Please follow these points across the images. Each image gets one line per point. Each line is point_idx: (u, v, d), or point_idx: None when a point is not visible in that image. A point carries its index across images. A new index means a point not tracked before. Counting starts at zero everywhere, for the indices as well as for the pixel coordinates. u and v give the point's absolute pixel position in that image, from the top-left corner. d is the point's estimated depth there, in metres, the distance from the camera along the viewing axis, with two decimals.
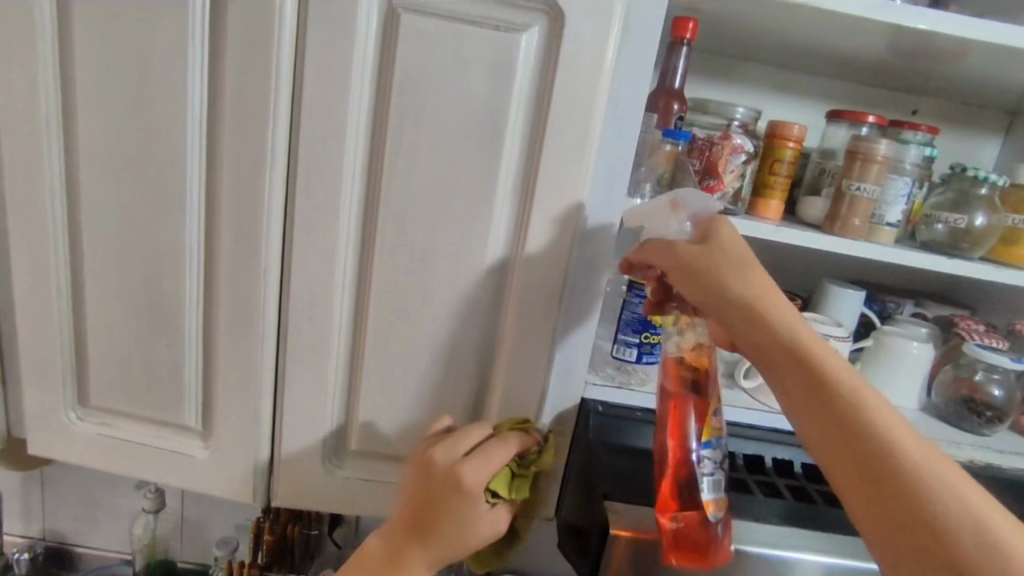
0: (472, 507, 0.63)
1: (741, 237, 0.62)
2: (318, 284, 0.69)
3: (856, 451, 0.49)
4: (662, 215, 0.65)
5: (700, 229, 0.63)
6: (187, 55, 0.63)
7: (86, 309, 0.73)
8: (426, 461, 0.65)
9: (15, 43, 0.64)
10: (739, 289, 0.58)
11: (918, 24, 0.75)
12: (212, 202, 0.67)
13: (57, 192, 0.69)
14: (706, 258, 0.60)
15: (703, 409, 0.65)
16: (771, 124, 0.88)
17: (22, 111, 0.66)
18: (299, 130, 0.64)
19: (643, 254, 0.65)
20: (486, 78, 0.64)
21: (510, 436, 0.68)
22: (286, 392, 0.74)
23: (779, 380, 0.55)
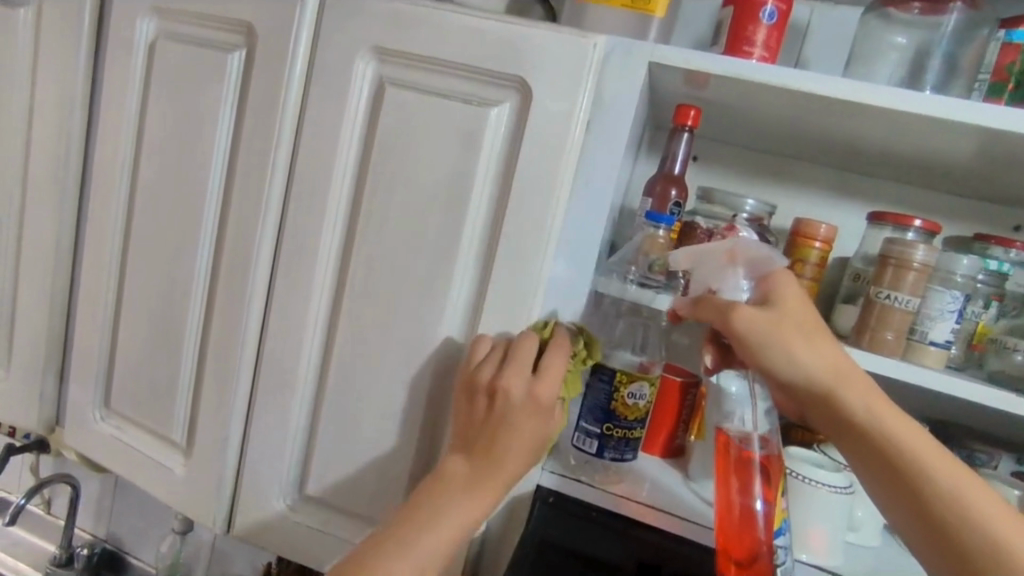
0: (541, 411, 0.60)
1: (799, 291, 0.60)
2: (292, 321, 0.74)
3: (938, 526, 0.51)
4: (720, 267, 0.60)
5: (760, 287, 0.60)
6: (219, 116, 0.75)
7: (120, 321, 0.85)
8: (470, 378, 0.63)
9: (113, 104, 0.82)
10: (803, 357, 0.58)
11: (977, 122, 0.63)
12: (220, 237, 0.77)
13: (119, 222, 0.84)
14: (773, 321, 0.58)
15: (777, 480, 0.61)
16: (796, 221, 0.81)
17: (108, 155, 0.83)
18: (293, 180, 0.72)
19: (695, 311, 0.60)
20: (457, 146, 0.67)
21: (562, 339, 0.65)
22: (254, 421, 0.77)
23: (854, 452, 0.56)
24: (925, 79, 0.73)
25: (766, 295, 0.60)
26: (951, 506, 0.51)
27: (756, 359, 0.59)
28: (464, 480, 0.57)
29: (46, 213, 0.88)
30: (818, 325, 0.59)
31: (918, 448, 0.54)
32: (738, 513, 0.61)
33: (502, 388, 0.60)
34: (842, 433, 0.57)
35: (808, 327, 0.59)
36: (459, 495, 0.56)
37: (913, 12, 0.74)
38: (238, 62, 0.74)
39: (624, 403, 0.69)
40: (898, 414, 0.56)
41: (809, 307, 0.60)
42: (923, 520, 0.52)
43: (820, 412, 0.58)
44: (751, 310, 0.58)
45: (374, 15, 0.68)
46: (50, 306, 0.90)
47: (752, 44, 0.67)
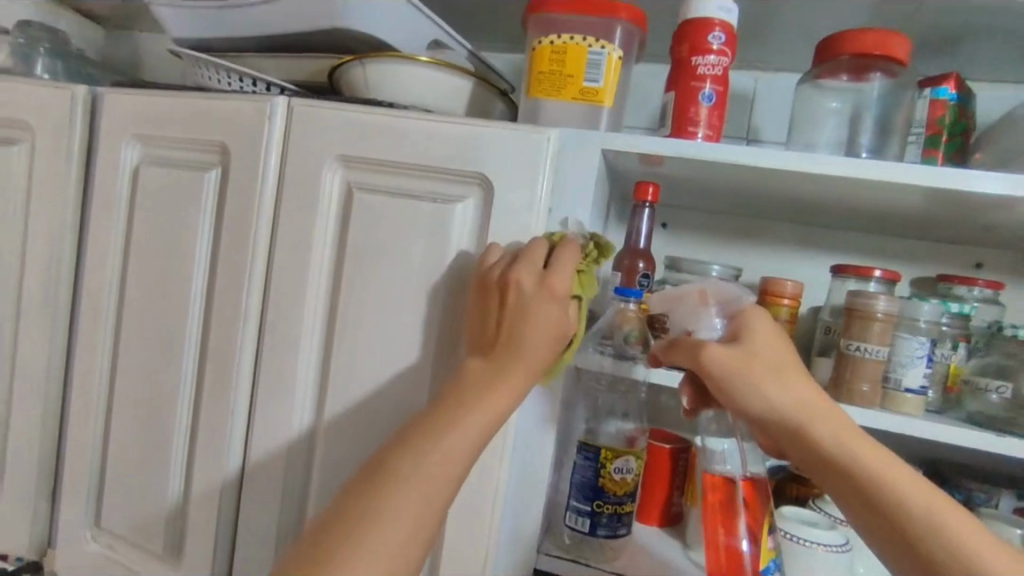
0: (556, 303, 0.61)
1: (770, 325, 0.62)
2: (277, 426, 0.75)
3: (924, 556, 0.49)
4: (691, 310, 0.64)
5: (731, 324, 0.62)
6: (199, 230, 0.79)
7: (110, 434, 0.85)
8: (483, 278, 0.64)
9: (99, 225, 0.86)
10: (775, 393, 0.57)
11: (905, 180, 0.68)
12: (205, 344, 0.79)
13: (108, 336, 0.86)
14: (741, 359, 0.59)
15: (763, 520, 0.66)
16: (763, 280, 0.83)
17: (96, 277, 0.85)
18: (271, 285, 0.75)
19: (669, 355, 0.63)
20: (425, 242, 0.70)
21: (573, 241, 0.64)
22: (243, 528, 0.76)
23: (835, 488, 0.55)
24: (861, 142, 0.78)
25: (736, 330, 0.61)
26: (934, 535, 0.49)
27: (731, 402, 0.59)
28: (486, 372, 0.58)
29: (36, 338, 0.88)
30: (792, 362, 0.59)
31: (898, 478, 0.52)
32: (726, 552, 0.65)
33: (513, 280, 0.60)
34: (826, 470, 0.55)
35: (778, 362, 0.59)
36: (482, 391, 0.57)
37: (842, 79, 0.77)
38: (216, 179, 0.79)
39: (611, 479, 0.69)
40: (875, 449, 0.55)
41: (783, 347, 0.60)
42: (909, 550, 0.50)
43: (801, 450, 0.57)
44: (718, 351, 0.59)
45: (339, 127, 0.73)
46: (41, 433, 0.89)
47: (695, 124, 0.72)
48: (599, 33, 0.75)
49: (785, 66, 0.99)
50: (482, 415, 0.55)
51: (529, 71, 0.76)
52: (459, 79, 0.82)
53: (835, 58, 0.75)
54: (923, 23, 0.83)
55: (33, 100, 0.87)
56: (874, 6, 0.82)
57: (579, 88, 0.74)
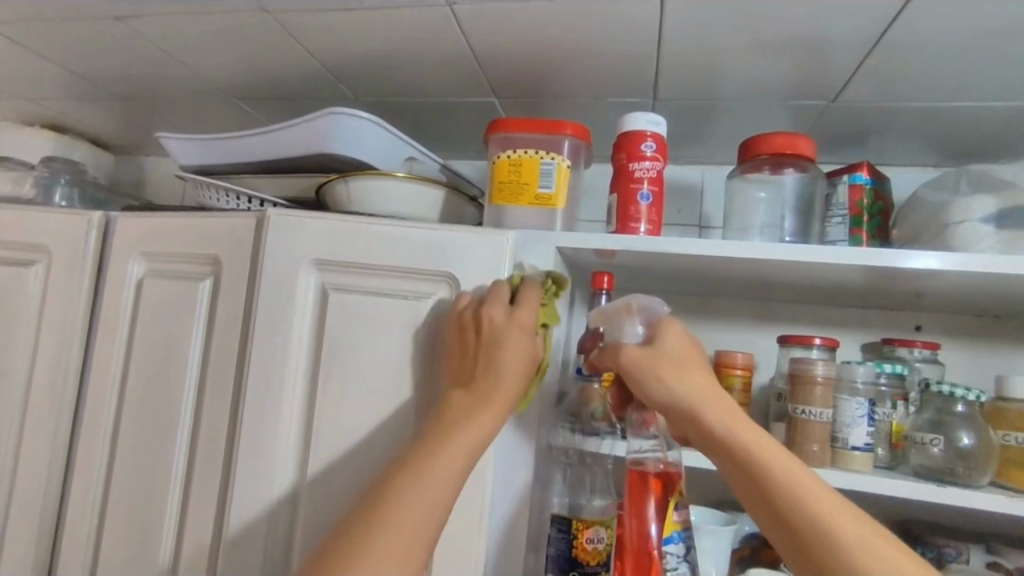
0: (526, 332, 0.69)
1: (686, 332, 0.69)
2: (252, 519, 0.74)
3: (788, 524, 0.55)
4: (619, 319, 0.71)
5: (650, 330, 0.70)
6: (192, 333, 0.85)
7: (102, 535, 0.87)
8: (459, 318, 0.71)
9: (106, 331, 0.92)
10: (675, 384, 0.64)
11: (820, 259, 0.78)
12: (194, 442, 0.82)
13: (106, 439, 0.90)
14: (651, 357, 0.66)
15: (670, 497, 0.69)
16: (718, 352, 0.90)
17: (99, 382, 0.91)
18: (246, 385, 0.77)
19: (600, 357, 0.72)
20: (401, 337, 0.76)
21: (533, 283, 0.74)
22: None
23: (723, 465, 0.61)
24: (784, 226, 0.89)
25: (654, 337, 0.69)
26: (797, 505, 0.55)
27: (649, 400, 0.66)
28: (465, 404, 0.65)
29: (40, 444, 0.93)
30: (695, 360, 0.67)
31: (773, 456, 0.58)
32: (633, 523, 0.68)
33: (486, 318, 0.69)
34: (714, 449, 0.61)
35: (692, 364, 0.66)
36: (465, 419, 0.63)
37: (765, 172, 0.88)
38: (209, 288, 0.85)
39: (584, 549, 0.73)
40: (758, 432, 0.61)
41: (691, 348, 0.68)
42: (777, 518, 0.56)
43: (696, 433, 0.63)
44: (638, 354, 0.67)
45: (316, 232, 0.78)
46: (37, 539, 0.91)
47: (637, 220, 0.82)
48: (549, 147, 0.87)
49: (726, 161, 1.12)
50: (454, 452, 0.61)
51: (491, 181, 0.87)
52: (432, 189, 0.94)
53: (756, 157, 0.86)
54: (833, 122, 0.96)
55: (50, 225, 0.97)
56: (788, 111, 0.95)
57: (534, 194, 0.85)
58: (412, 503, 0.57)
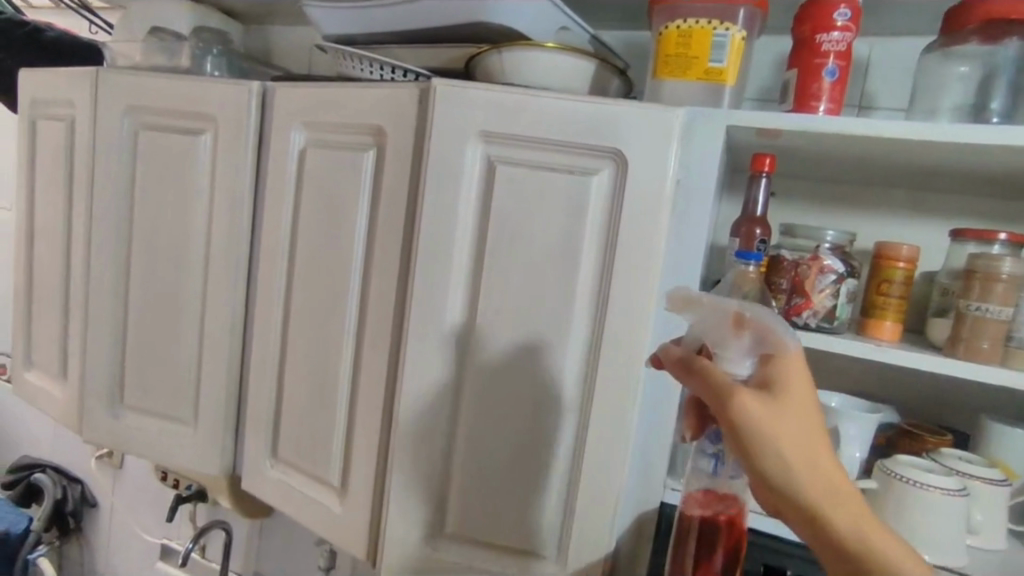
0: None
1: (805, 372, 0.52)
2: (425, 373, 0.82)
3: None
4: (722, 332, 0.52)
5: (762, 366, 0.52)
6: (358, 203, 0.89)
7: (286, 378, 1.00)
8: None
9: (274, 198, 0.99)
10: (793, 458, 0.49)
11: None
12: (364, 304, 0.89)
13: (281, 296, 1.00)
14: (771, 415, 0.50)
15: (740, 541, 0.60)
16: (878, 244, 0.86)
17: (272, 245, 1.00)
18: (417, 254, 0.81)
19: (685, 380, 0.54)
20: (566, 214, 0.78)
21: None
22: (395, 470, 0.85)
23: (826, 554, 0.49)
24: (989, 108, 0.79)
25: (768, 377, 0.51)
26: None
27: (752, 464, 0.51)
28: None
29: (224, 298, 1.05)
30: (816, 420, 0.51)
31: (895, 558, 0.48)
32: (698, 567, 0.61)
33: None
34: (820, 539, 0.49)
35: (813, 426, 0.51)
36: None
37: (971, 44, 0.78)
38: (371, 160, 0.88)
39: None
40: (876, 526, 0.49)
41: (811, 397, 0.52)
42: None
43: (800, 514, 0.50)
44: (757, 406, 0.50)
45: (483, 105, 0.78)
46: (229, 376, 1.06)
47: (818, 99, 0.76)
48: (724, 16, 0.79)
49: (906, 32, 0.99)
50: None
51: (657, 54, 0.83)
52: (582, 62, 0.90)
53: (962, 29, 0.77)
54: None
55: (216, 96, 1.02)
56: None
57: (704, 69, 0.80)
58: None
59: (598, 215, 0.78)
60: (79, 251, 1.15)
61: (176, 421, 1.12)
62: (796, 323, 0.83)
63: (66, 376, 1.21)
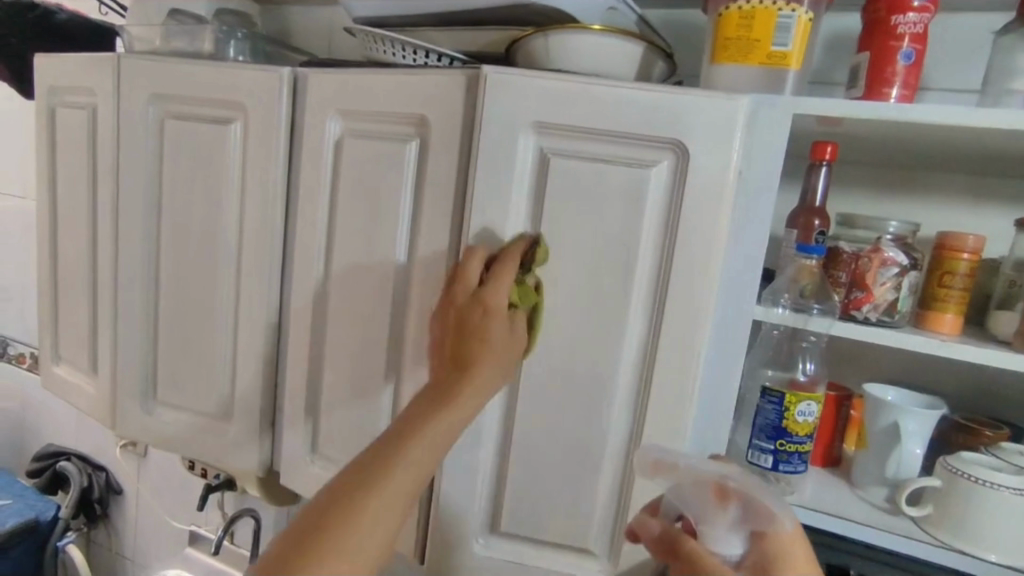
0: None
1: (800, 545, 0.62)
2: None
3: None
4: (709, 508, 0.63)
5: (752, 547, 0.62)
6: (401, 196, 0.86)
7: (324, 374, 0.97)
8: None
9: (309, 189, 0.96)
10: None
11: None
12: (408, 300, 0.86)
13: (318, 292, 0.97)
14: None
15: None
16: (941, 235, 0.83)
17: (307, 237, 0.96)
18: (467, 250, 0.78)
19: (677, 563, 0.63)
20: (623, 206, 0.75)
21: None
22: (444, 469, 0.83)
23: None
24: None
25: (763, 558, 0.61)
26: None
27: None
28: None
29: (257, 291, 1.02)
30: None
31: None
32: None
33: None
34: None
35: None
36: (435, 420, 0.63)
37: None
38: (415, 150, 0.84)
39: (795, 422, 0.75)
40: None
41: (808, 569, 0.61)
42: None
43: None
44: None
45: (536, 93, 0.74)
46: (263, 371, 1.04)
47: (892, 85, 0.72)
48: None
49: None
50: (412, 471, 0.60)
51: (716, 37, 0.79)
52: (633, 45, 0.86)
53: None
54: None
55: (246, 82, 0.98)
56: None
57: (767, 53, 0.76)
58: (368, 516, 0.56)
59: (657, 208, 0.75)
60: (107, 244, 1.12)
61: (210, 416, 1.11)
62: (855, 318, 0.80)
63: (96, 370, 1.20)
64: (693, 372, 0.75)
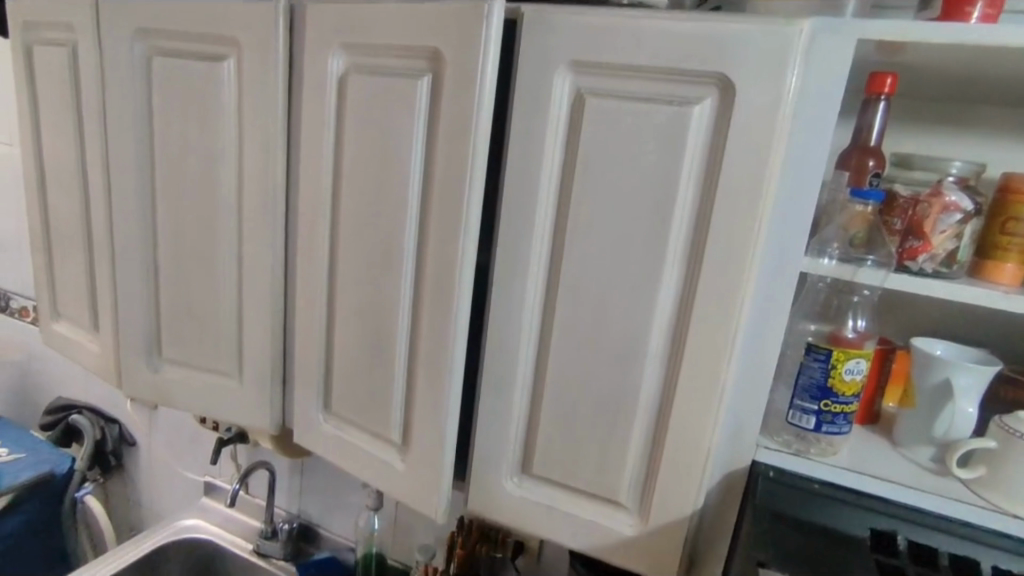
0: None
1: None
2: None
3: None
4: None
5: None
6: (413, 139, 0.78)
7: (335, 330, 0.92)
8: None
9: (312, 132, 0.88)
10: None
11: None
12: (423, 253, 0.80)
13: (326, 244, 0.90)
14: None
15: None
16: (1004, 177, 0.76)
17: (312, 184, 0.89)
18: None
19: None
20: (661, 147, 0.68)
21: None
22: None
23: None
24: None
25: None
26: None
27: None
28: None
29: (261, 243, 0.96)
30: None
31: None
32: None
33: None
34: None
35: None
36: None
37: None
38: (427, 86, 0.76)
39: (842, 380, 0.71)
40: None
41: None
42: None
43: None
44: None
45: (571, 28, 0.69)
46: (270, 326, 0.99)
47: (973, 3, 0.64)
48: None
49: None
50: None
51: None
52: None
53: None
54: None
55: (237, 13, 0.89)
56: None
57: None
58: None
59: (698, 150, 0.68)
60: (99, 195, 1.06)
61: (219, 374, 1.07)
62: (910, 268, 0.73)
63: (98, 328, 1.15)
64: (733, 329, 0.69)
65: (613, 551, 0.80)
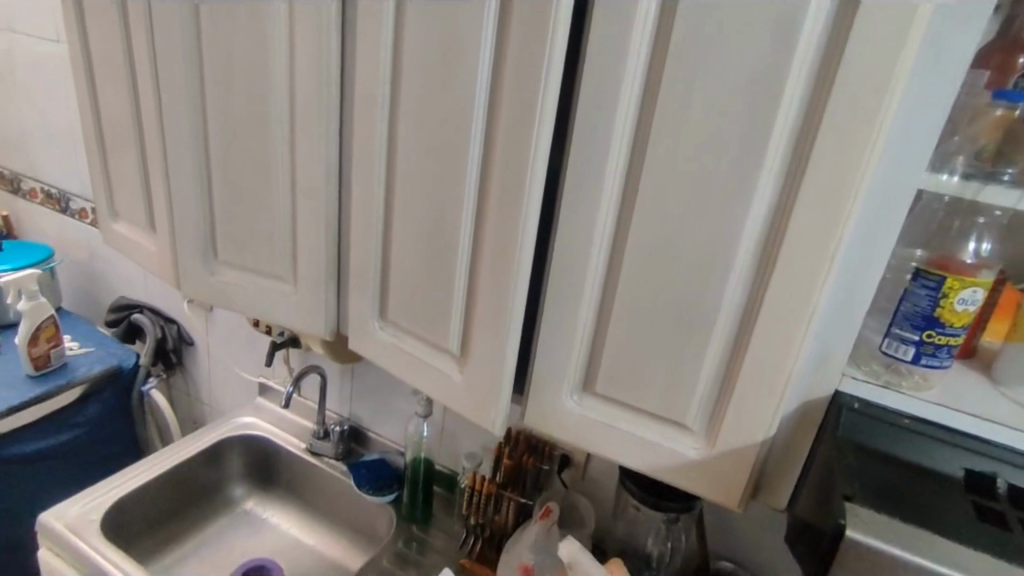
0: None
1: None
2: None
3: None
4: None
5: None
6: (483, 26, 0.70)
7: (393, 236, 0.89)
8: None
9: (369, 18, 0.80)
10: None
11: None
12: (489, 155, 0.74)
13: (383, 144, 0.85)
14: None
15: None
16: None
17: (369, 79, 0.83)
18: None
19: None
20: (771, 38, 0.59)
21: None
22: None
23: None
24: None
25: None
26: None
27: None
28: None
29: (314, 143, 0.91)
30: None
31: None
32: None
33: None
34: None
35: None
36: None
37: None
38: None
39: (954, 311, 0.65)
40: None
41: None
42: None
43: None
44: None
45: None
46: (325, 231, 0.96)
47: None
48: None
49: None
50: None
51: None
52: None
53: None
54: None
55: None
56: None
57: None
58: None
59: (816, 42, 0.58)
60: (149, 89, 1.02)
61: (274, 278, 1.06)
62: None
63: (154, 227, 1.15)
64: (832, 250, 0.62)
65: (674, 473, 0.78)
